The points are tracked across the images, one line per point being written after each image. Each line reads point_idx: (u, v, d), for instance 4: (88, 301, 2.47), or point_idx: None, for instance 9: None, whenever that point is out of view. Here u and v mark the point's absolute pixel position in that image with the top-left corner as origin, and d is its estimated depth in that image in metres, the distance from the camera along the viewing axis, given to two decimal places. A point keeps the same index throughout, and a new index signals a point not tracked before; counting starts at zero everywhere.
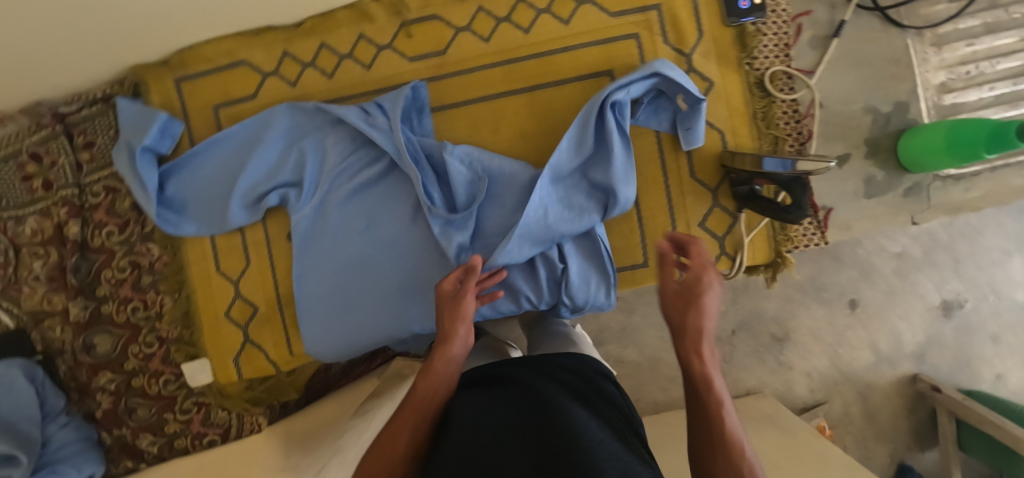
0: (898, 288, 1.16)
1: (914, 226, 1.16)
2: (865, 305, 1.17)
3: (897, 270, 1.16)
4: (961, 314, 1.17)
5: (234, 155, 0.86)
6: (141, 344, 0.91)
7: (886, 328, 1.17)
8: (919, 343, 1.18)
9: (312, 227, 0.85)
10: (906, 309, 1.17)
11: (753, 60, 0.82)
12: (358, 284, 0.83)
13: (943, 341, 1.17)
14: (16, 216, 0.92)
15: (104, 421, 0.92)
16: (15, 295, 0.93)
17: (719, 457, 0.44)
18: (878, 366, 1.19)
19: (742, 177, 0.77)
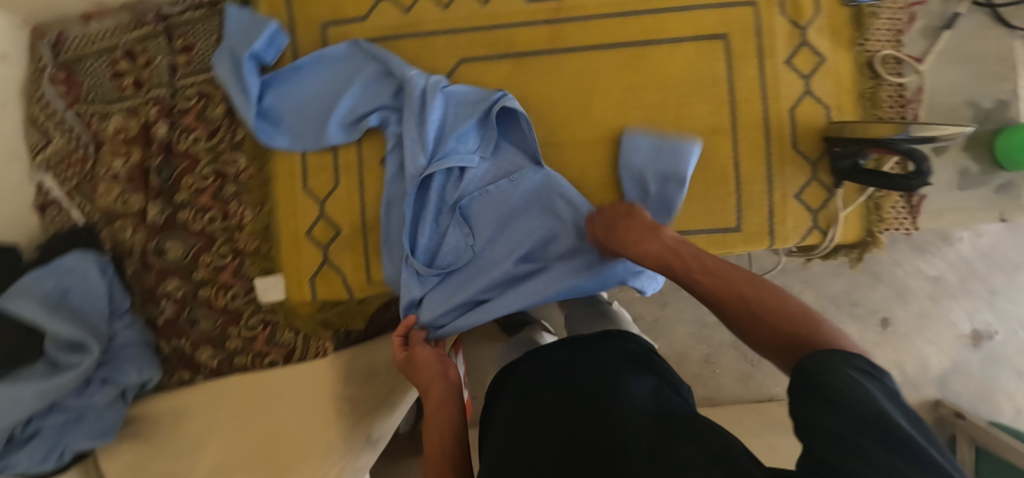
0: (930, 312, 1.20)
1: (953, 254, 1.20)
2: (896, 325, 1.21)
3: (931, 294, 1.20)
4: (989, 346, 1.19)
5: (330, 81, 0.86)
6: (213, 255, 0.89)
7: (912, 350, 1.21)
8: (944, 368, 1.21)
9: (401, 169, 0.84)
10: (936, 334, 1.21)
11: (866, 41, 0.83)
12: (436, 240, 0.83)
13: (969, 369, 1.20)
14: (102, 111, 0.91)
15: (164, 329, 0.90)
16: (90, 192, 0.91)
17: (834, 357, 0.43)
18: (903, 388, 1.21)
19: (847, 150, 0.78)
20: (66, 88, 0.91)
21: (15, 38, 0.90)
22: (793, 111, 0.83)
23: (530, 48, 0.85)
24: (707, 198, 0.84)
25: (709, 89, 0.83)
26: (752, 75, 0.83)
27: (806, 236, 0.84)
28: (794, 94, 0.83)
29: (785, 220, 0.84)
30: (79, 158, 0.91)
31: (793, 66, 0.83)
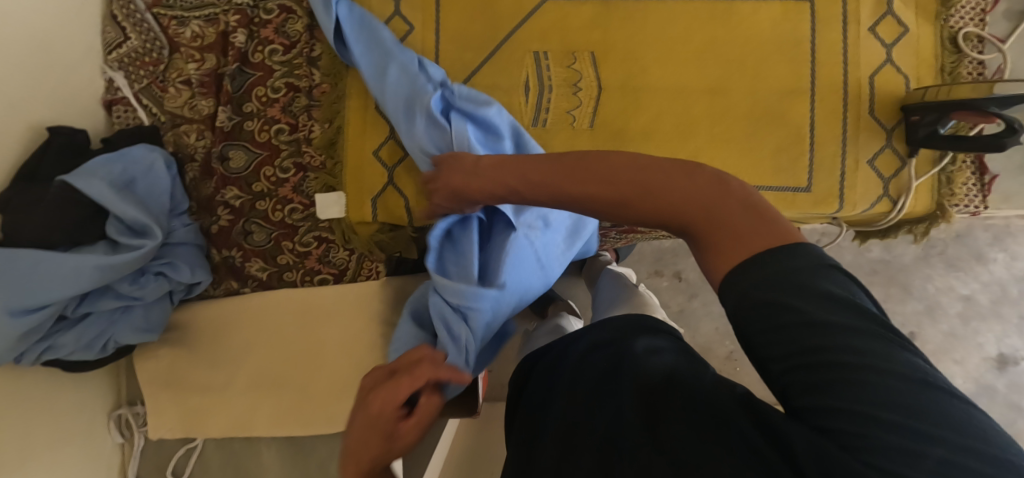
0: (959, 332, 1.18)
1: (987, 274, 1.18)
2: (924, 341, 1.18)
3: (961, 314, 1.18)
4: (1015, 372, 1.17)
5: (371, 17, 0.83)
6: (275, 168, 0.89)
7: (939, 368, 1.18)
8: (970, 391, 1.18)
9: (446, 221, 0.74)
10: (963, 354, 1.18)
11: (949, 17, 0.83)
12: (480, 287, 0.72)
13: (995, 394, 1.17)
14: (181, 17, 0.91)
15: (217, 238, 0.89)
16: (158, 94, 0.91)
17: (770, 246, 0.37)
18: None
19: (926, 119, 0.78)
20: None
21: None
22: (872, 79, 0.83)
23: None
24: (779, 155, 0.83)
25: (791, 49, 0.84)
26: (834, 39, 0.83)
27: (875, 203, 0.84)
28: (874, 62, 0.83)
29: (855, 185, 0.83)
30: (152, 60, 0.91)
31: (876, 34, 0.83)
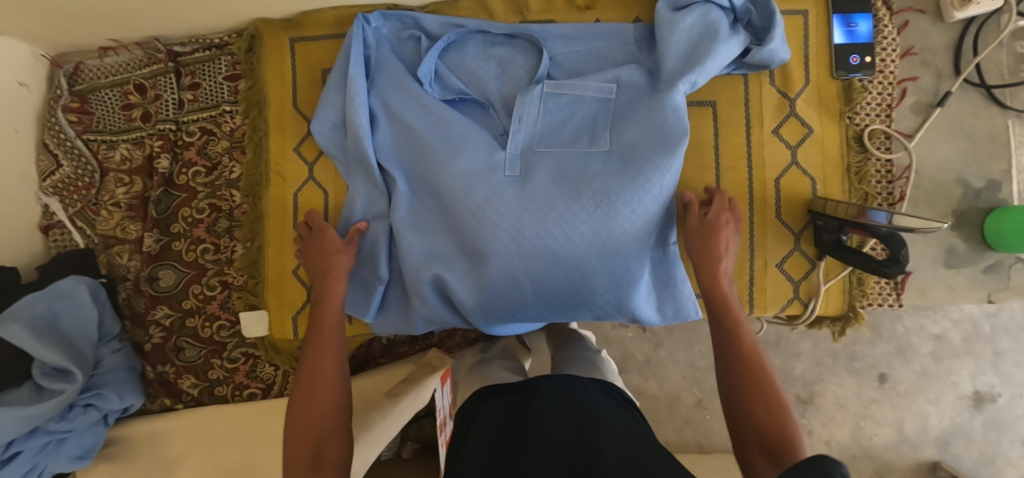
0: (932, 371, 1.18)
1: (958, 309, 1.17)
2: (894, 381, 1.19)
3: (933, 352, 1.17)
4: (992, 409, 1.16)
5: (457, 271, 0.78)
6: (203, 286, 0.92)
7: (913, 409, 1.19)
8: (945, 430, 1.19)
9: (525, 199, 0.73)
10: (937, 394, 1.18)
11: (855, 114, 0.83)
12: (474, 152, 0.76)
13: (971, 433, 1.17)
14: (110, 141, 0.95)
15: (150, 355, 0.93)
16: (91, 217, 0.95)
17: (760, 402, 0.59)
18: (899, 447, 1.20)
19: (831, 224, 0.78)
20: (77, 117, 0.96)
21: (35, 67, 0.94)
22: (778, 181, 0.83)
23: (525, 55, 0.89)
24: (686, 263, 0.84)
25: (695, 155, 0.84)
26: (737, 143, 0.84)
27: (786, 306, 0.84)
28: (779, 164, 0.83)
29: (764, 289, 0.83)
30: (85, 185, 0.95)
31: (779, 136, 0.84)
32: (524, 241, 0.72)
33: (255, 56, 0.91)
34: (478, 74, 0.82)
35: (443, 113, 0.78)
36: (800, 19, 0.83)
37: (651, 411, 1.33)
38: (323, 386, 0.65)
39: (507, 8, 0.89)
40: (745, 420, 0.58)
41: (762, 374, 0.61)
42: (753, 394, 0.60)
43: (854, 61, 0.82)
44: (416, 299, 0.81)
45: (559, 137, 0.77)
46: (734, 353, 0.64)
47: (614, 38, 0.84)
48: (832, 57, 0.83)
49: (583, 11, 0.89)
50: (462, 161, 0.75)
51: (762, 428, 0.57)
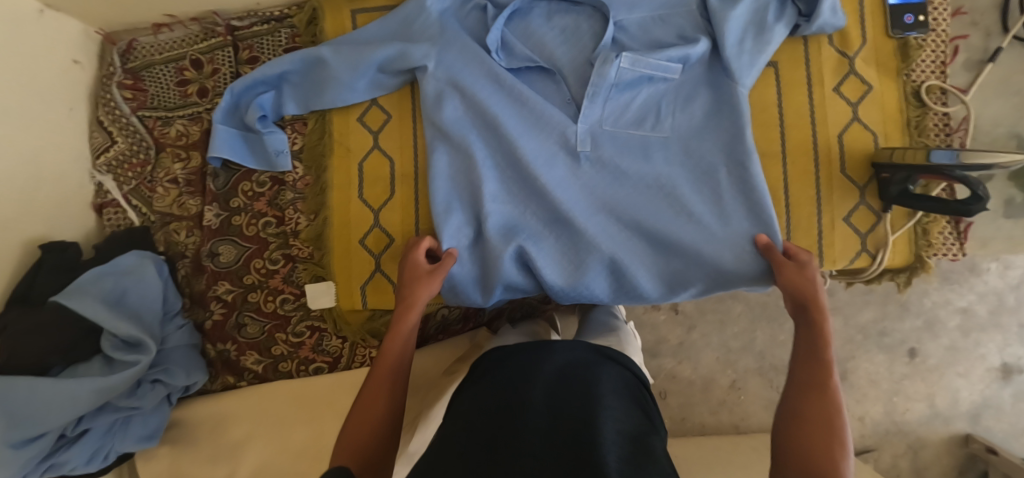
0: (960, 346, 1.19)
1: (982, 284, 1.17)
2: (924, 356, 1.20)
3: (960, 327, 1.19)
4: (1021, 380, 1.19)
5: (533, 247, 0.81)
6: (265, 260, 0.91)
7: (943, 383, 1.20)
8: (975, 403, 1.20)
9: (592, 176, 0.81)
10: (966, 367, 1.20)
11: (911, 71, 0.86)
12: (540, 130, 0.81)
13: (1002, 405, 1.19)
14: (165, 117, 0.94)
15: (212, 334, 0.91)
16: (147, 195, 0.93)
17: (819, 439, 0.58)
18: (931, 421, 1.22)
19: (896, 175, 0.80)
20: (131, 94, 0.94)
21: (85, 44, 0.93)
22: (840, 138, 0.86)
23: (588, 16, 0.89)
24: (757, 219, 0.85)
25: (760, 115, 0.86)
26: (800, 101, 0.86)
27: (855, 258, 0.85)
28: (841, 121, 0.86)
29: (833, 243, 0.85)
30: (139, 161, 0.94)
31: (841, 94, 0.86)
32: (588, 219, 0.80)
33: (317, 28, 0.91)
34: (543, 43, 0.84)
35: (514, 89, 0.82)
36: None
37: (685, 394, 1.31)
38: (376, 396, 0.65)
39: None
40: (795, 439, 0.59)
41: (825, 414, 0.61)
42: (810, 423, 0.60)
43: (908, 20, 0.85)
44: (496, 265, 0.81)
45: (625, 115, 0.80)
46: (803, 389, 0.65)
47: (678, 5, 0.82)
48: (886, 18, 0.86)
49: None
50: (530, 144, 0.81)
51: (807, 449, 0.58)
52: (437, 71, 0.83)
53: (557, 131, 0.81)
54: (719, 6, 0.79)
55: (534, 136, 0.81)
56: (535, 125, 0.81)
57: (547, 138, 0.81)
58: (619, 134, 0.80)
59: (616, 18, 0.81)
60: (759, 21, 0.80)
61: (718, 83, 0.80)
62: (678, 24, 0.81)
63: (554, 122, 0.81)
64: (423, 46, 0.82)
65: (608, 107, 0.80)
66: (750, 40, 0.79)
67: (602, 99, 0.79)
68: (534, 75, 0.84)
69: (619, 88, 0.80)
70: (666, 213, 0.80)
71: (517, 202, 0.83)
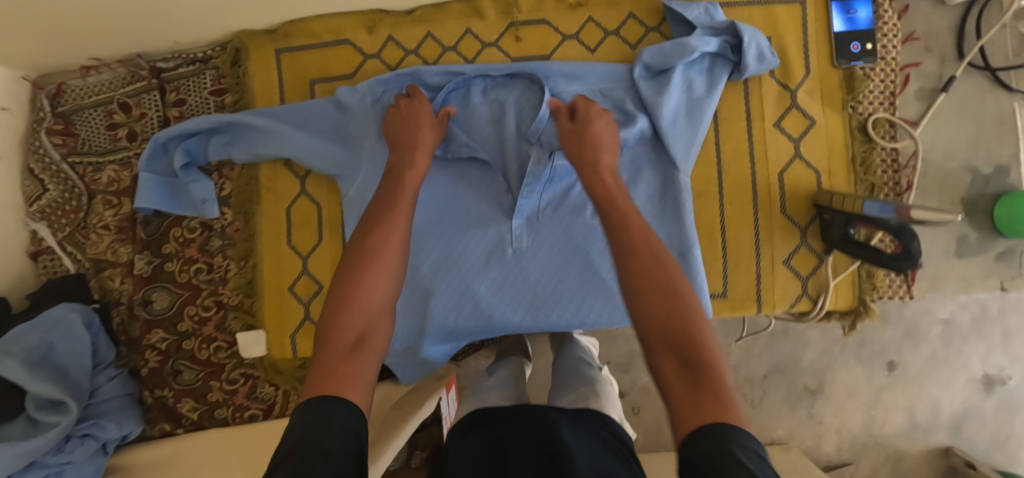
0: (941, 355, 1.13)
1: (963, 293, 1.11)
2: (904, 367, 1.14)
3: (942, 337, 1.12)
4: (1004, 391, 1.12)
5: (467, 332, 0.87)
6: (197, 307, 0.90)
7: (926, 396, 1.14)
8: (956, 413, 1.14)
9: (526, 266, 0.84)
10: (948, 378, 1.14)
11: (857, 104, 0.81)
12: (478, 222, 0.84)
13: (983, 415, 1.13)
14: (96, 163, 0.92)
15: (148, 379, 0.91)
16: (81, 242, 0.92)
17: (659, 298, 0.50)
18: (911, 433, 1.16)
19: (838, 219, 0.76)
20: (62, 139, 0.93)
21: (15, 91, 0.90)
22: (781, 176, 0.82)
23: (518, 52, 0.86)
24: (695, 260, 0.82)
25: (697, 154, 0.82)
26: (740, 137, 0.82)
27: (795, 303, 0.81)
28: (782, 158, 0.82)
29: (773, 287, 0.81)
30: (73, 208, 0.92)
31: (782, 129, 0.82)
32: (518, 308, 0.84)
33: (241, 69, 0.89)
34: (477, 118, 0.84)
35: (449, 186, 0.86)
36: (798, 7, 0.82)
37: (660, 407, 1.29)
38: (371, 294, 0.56)
39: (496, 8, 0.85)
40: (655, 344, 0.49)
41: (682, 310, 0.49)
42: (660, 321, 0.49)
43: (855, 49, 0.81)
44: (432, 345, 0.87)
45: (563, 205, 0.84)
46: (641, 283, 0.51)
47: (618, 78, 0.82)
48: (831, 47, 0.81)
49: (574, 8, 0.85)
50: (468, 238, 0.84)
51: (671, 337, 0.48)
52: (371, 152, 0.82)
53: (493, 222, 0.84)
54: (651, 92, 0.79)
55: (469, 229, 0.84)
56: (474, 217, 0.84)
57: (485, 229, 0.84)
58: (552, 225, 0.83)
59: (554, 91, 0.82)
60: (691, 100, 0.80)
61: (659, 165, 0.81)
62: (618, 96, 0.81)
63: (491, 214, 0.84)
64: (354, 152, 0.83)
65: (540, 196, 0.82)
66: (681, 117, 0.80)
67: (536, 188, 0.81)
68: (472, 164, 0.86)
69: (555, 173, 0.82)
70: (593, 309, 0.83)
71: (452, 290, 0.85)
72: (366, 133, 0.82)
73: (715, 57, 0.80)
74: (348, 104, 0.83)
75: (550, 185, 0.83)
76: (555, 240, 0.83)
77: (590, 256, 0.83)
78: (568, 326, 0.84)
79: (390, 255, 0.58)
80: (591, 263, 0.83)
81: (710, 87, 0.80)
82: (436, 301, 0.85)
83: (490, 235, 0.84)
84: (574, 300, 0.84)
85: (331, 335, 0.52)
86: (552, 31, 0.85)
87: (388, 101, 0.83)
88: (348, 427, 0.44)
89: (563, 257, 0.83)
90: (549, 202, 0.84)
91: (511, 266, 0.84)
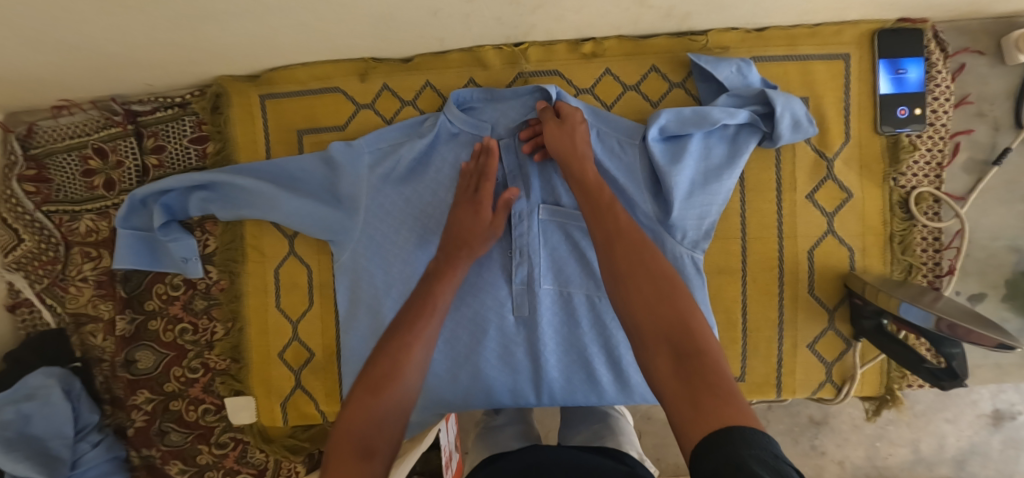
0: (951, 390, 1.04)
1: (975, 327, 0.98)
2: (913, 402, 1.05)
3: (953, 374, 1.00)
4: (1011, 427, 1.03)
5: (464, 402, 0.80)
6: (184, 368, 0.86)
7: (931, 429, 1.06)
8: (962, 449, 1.05)
9: (527, 334, 0.78)
10: (955, 412, 1.05)
11: (900, 176, 0.74)
12: (476, 288, 0.78)
13: (988, 452, 1.04)
14: (72, 212, 0.86)
15: (134, 440, 0.87)
16: (60, 294, 0.87)
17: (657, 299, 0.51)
18: (914, 468, 1.07)
19: (868, 308, 0.70)
20: (35, 187, 0.86)
21: None
22: (811, 253, 0.75)
23: None
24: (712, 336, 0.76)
25: (719, 226, 0.75)
26: (767, 210, 0.75)
27: (817, 389, 0.76)
28: (813, 233, 0.74)
29: (794, 372, 0.76)
30: (49, 259, 0.86)
31: (815, 202, 0.74)
32: (520, 378, 0.79)
33: (222, 117, 0.82)
34: None
35: None
36: (840, 63, 0.73)
37: (660, 435, 1.23)
38: (394, 395, 0.53)
39: (503, 57, 0.76)
40: (649, 340, 0.49)
41: (678, 316, 0.49)
42: (653, 319, 0.49)
43: (901, 114, 0.73)
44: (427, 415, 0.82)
45: (569, 272, 0.77)
46: (638, 292, 0.52)
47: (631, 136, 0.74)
48: (875, 110, 0.73)
49: (589, 57, 0.76)
50: (466, 303, 0.78)
51: (666, 337, 0.48)
52: (366, 214, 0.76)
53: (493, 287, 0.78)
54: (665, 159, 0.70)
55: (467, 297, 0.78)
56: (471, 282, 0.78)
57: (486, 297, 0.78)
58: (555, 291, 0.77)
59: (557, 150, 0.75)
60: (712, 170, 0.71)
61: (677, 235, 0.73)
62: (633, 159, 0.73)
63: (491, 281, 0.78)
64: (348, 214, 0.76)
65: (543, 260, 0.77)
66: (696, 187, 0.71)
67: (530, 254, 0.76)
68: None
69: (552, 239, 0.77)
70: (598, 382, 0.78)
71: (449, 360, 0.79)
72: (359, 194, 0.75)
73: (742, 126, 0.72)
74: (339, 160, 0.75)
75: (552, 248, 0.77)
76: (556, 309, 0.77)
77: (596, 329, 0.77)
78: (570, 399, 0.79)
79: (414, 359, 0.57)
80: (600, 335, 0.77)
81: (735, 157, 0.71)
82: (432, 371, 0.79)
83: (489, 304, 0.78)
84: (580, 373, 0.78)
85: (343, 430, 0.50)
86: (564, 84, 0.76)
87: (384, 160, 0.75)
88: None
89: (566, 328, 0.78)
90: (554, 266, 0.77)
91: (513, 332, 0.78)
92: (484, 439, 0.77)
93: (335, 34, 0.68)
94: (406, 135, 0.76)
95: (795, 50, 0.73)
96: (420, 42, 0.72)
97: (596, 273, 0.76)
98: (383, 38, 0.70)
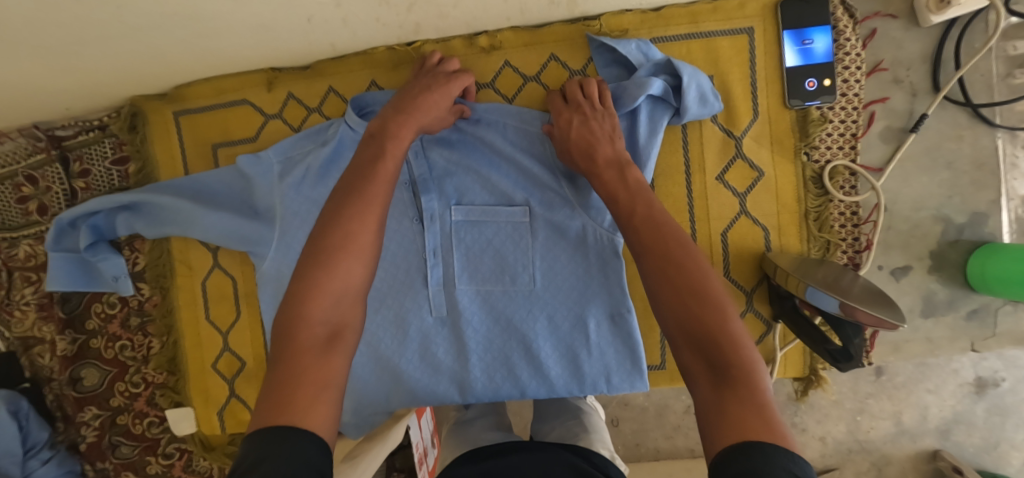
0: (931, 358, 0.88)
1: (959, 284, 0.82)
2: (891, 373, 0.90)
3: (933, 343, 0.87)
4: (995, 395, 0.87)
5: (394, 402, 0.81)
6: (127, 383, 0.88)
7: (912, 401, 0.90)
8: (945, 419, 0.89)
9: (448, 333, 0.78)
10: (937, 382, 0.89)
11: (812, 150, 0.71)
12: (397, 291, 0.77)
13: (972, 420, 0.88)
14: (10, 238, 0.88)
15: (88, 454, 0.90)
16: (5, 319, 0.88)
17: (690, 296, 0.42)
18: (897, 440, 0.92)
19: (781, 288, 0.68)
20: None
21: None
22: (724, 236, 0.73)
23: None
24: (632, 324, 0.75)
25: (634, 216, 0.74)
26: (678, 195, 0.73)
27: None
28: (726, 216, 0.73)
29: None
30: None
31: (725, 183, 0.73)
32: (443, 376, 0.79)
33: (139, 136, 0.83)
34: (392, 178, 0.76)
35: None
36: (744, 37, 0.71)
37: (639, 420, 1.10)
38: (348, 274, 0.47)
39: (400, 58, 0.75)
40: (677, 340, 0.41)
41: (711, 313, 0.41)
42: (677, 313, 0.42)
43: (811, 87, 0.70)
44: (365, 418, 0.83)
45: (484, 267, 0.76)
46: (660, 278, 0.44)
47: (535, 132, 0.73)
48: (783, 84, 0.71)
49: (488, 50, 0.75)
50: (385, 312, 0.78)
51: (689, 331, 0.41)
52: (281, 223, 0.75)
53: (412, 290, 0.77)
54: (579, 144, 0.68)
55: (385, 302, 0.78)
56: (396, 282, 0.77)
57: (405, 299, 0.77)
58: (470, 289, 0.77)
59: (466, 148, 0.75)
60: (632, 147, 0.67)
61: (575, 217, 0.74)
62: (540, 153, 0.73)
63: (412, 285, 0.77)
64: (262, 225, 0.76)
65: (462, 259, 0.76)
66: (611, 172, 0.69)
67: (444, 253, 0.76)
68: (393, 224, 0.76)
69: (467, 236, 0.76)
70: (520, 376, 0.77)
71: (376, 359, 0.79)
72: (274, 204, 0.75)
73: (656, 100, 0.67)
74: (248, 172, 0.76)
75: (471, 247, 0.76)
76: (475, 307, 0.77)
77: (517, 324, 0.77)
78: (491, 394, 0.78)
79: (361, 242, 0.48)
80: (518, 330, 0.77)
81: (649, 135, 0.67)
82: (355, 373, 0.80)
83: (409, 305, 0.77)
84: (502, 369, 0.78)
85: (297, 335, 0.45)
86: None
87: (298, 168, 0.75)
88: (311, 459, 0.37)
89: (484, 325, 0.77)
90: (472, 260, 0.76)
91: (437, 334, 0.78)
92: (455, 435, 0.76)
93: (224, 47, 0.68)
94: (314, 141, 0.76)
95: (697, 27, 0.71)
96: (312, 49, 0.72)
97: (509, 268, 0.76)
98: (273, 47, 0.70)
